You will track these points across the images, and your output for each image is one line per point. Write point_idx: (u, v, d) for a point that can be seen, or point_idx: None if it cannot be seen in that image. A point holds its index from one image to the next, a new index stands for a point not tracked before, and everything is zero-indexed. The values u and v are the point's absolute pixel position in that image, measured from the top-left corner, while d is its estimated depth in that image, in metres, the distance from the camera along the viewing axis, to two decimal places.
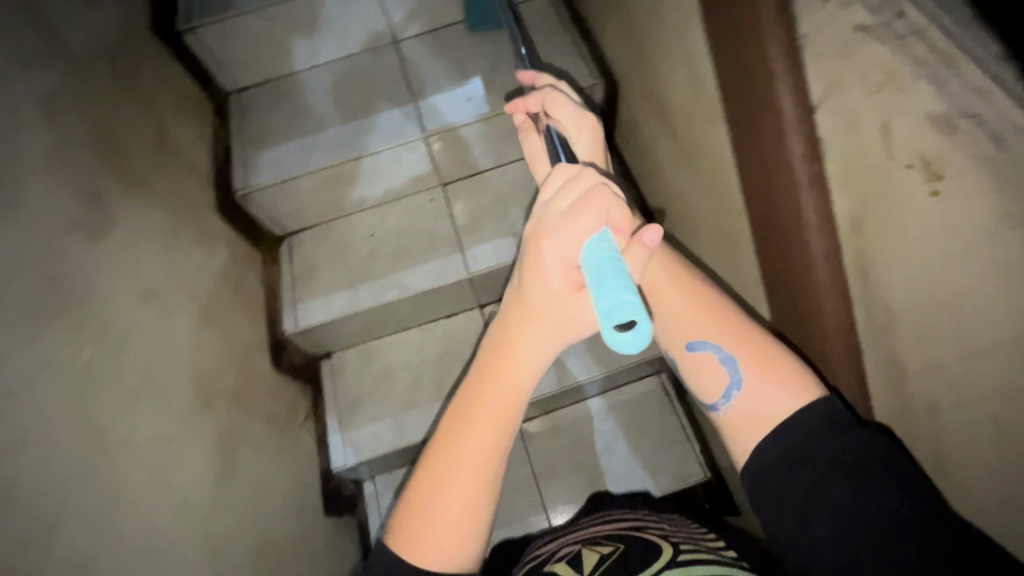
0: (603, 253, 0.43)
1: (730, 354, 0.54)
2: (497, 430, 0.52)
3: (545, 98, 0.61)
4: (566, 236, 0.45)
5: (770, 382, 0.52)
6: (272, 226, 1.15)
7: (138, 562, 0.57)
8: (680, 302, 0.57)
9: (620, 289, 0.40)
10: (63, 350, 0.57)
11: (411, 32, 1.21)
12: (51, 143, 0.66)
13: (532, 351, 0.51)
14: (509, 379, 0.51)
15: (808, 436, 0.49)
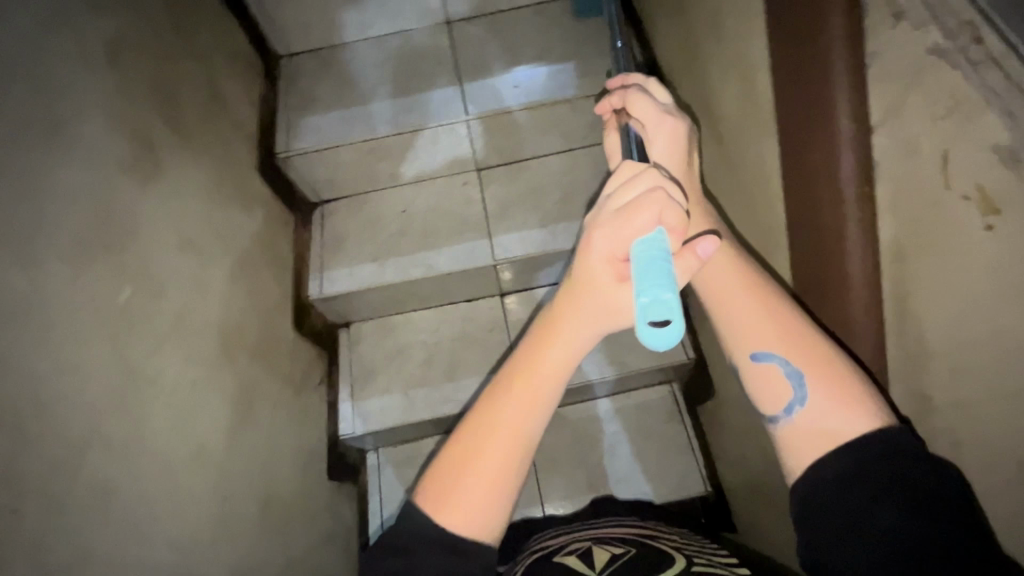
0: (651, 247, 0.42)
1: (797, 367, 0.49)
2: (530, 412, 0.50)
3: (625, 99, 0.60)
4: (618, 228, 0.45)
5: (837, 402, 0.46)
6: (308, 191, 1.17)
7: (152, 495, 0.59)
8: (745, 308, 0.52)
9: (661, 285, 0.39)
10: (103, 284, 0.58)
11: (466, 15, 1.22)
12: (112, 85, 0.68)
13: (575, 338, 0.50)
14: (552, 361, 0.50)
15: (869, 454, 0.43)
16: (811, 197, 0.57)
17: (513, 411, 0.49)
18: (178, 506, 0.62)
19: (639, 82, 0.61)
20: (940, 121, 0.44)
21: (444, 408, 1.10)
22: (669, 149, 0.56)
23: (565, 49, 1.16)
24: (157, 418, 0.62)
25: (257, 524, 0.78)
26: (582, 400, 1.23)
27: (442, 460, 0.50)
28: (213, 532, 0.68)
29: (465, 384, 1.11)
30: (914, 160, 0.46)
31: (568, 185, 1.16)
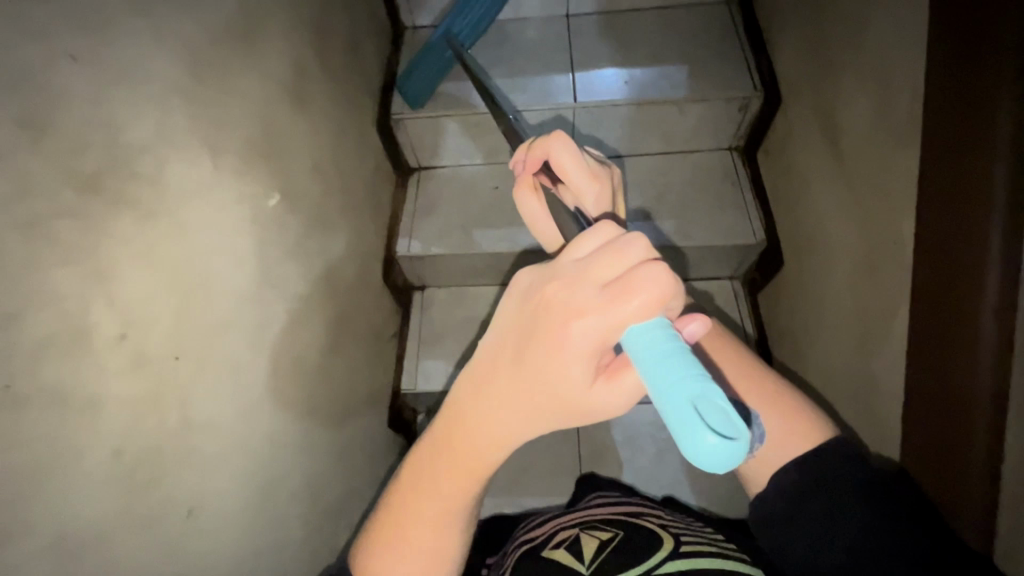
0: (663, 339, 0.31)
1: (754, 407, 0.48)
2: (461, 494, 0.43)
3: (548, 149, 0.54)
4: (600, 325, 0.33)
5: (792, 426, 0.47)
6: (410, 156, 1.23)
7: (265, 384, 0.63)
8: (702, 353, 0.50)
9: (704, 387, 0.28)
10: (260, 186, 0.64)
11: (587, 9, 1.23)
12: (287, 19, 0.75)
13: (508, 429, 0.40)
14: (477, 449, 0.41)
15: (828, 466, 0.45)
16: (952, 208, 0.56)
17: (443, 489, 0.43)
18: (279, 405, 0.66)
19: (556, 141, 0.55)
20: None
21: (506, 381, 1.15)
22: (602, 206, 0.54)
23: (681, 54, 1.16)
24: (276, 319, 0.67)
25: (329, 447, 0.81)
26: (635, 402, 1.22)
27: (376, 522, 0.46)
28: (298, 439, 0.71)
29: None
30: None
31: (661, 184, 1.16)
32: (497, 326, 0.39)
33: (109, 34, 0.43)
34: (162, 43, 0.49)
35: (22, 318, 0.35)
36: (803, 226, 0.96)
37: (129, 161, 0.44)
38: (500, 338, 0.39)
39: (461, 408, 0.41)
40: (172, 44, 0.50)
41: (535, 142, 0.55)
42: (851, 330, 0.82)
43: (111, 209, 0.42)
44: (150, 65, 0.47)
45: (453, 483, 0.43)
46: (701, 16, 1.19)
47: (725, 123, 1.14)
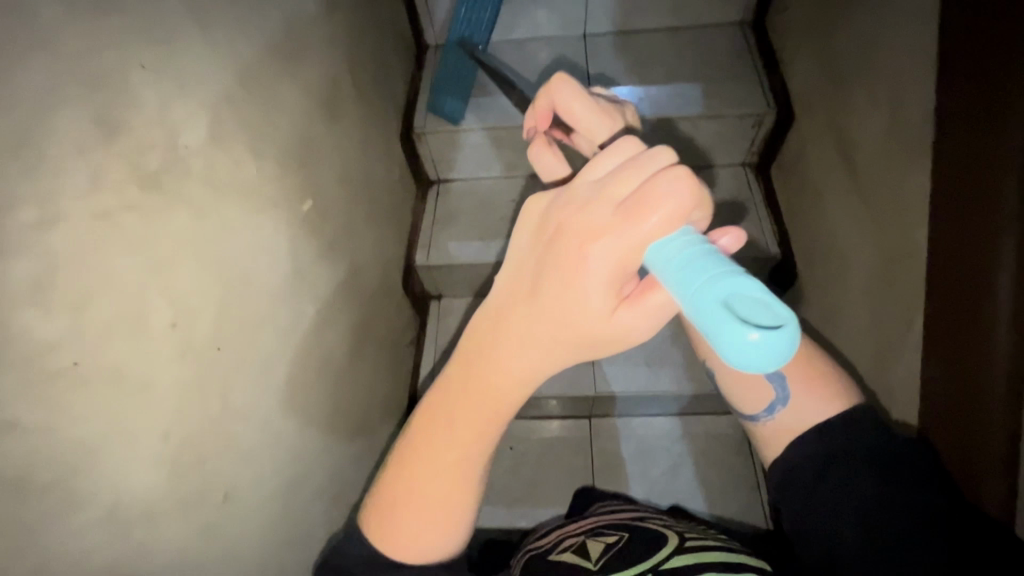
0: (694, 251, 0.32)
1: (781, 374, 0.47)
2: (479, 436, 0.45)
3: (551, 97, 0.48)
4: (620, 243, 0.35)
5: (816, 396, 0.48)
6: (430, 169, 1.26)
7: (294, 381, 0.65)
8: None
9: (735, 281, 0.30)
10: (294, 191, 0.67)
11: (604, 29, 1.27)
12: (323, 36, 0.79)
13: (528, 362, 0.41)
14: (496, 387, 0.43)
15: (848, 436, 0.46)
16: (962, 217, 0.57)
17: (459, 433, 0.45)
18: (306, 402, 0.68)
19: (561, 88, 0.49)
20: None
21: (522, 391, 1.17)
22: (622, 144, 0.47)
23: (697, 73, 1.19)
24: (306, 319, 0.69)
25: (350, 447, 0.83)
26: (648, 414, 1.22)
27: (390, 482, 0.48)
28: (322, 437, 0.73)
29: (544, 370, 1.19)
30: None
31: None
32: (521, 259, 0.41)
33: (175, 45, 0.46)
34: (217, 54, 0.52)
35: (91, 303, 0.37)
36: (818, 240, 0.98)
37: (183, 162, 0.47)
38: (523, 270, 0.41)
39: (482, 345, 0.42)
40: (224, 56, 0.54)
41: (537, 96, 0.50)
42: (867, 341, 0.83)
43: (167, 206, 0.45)
44: (205, 74, 0.50)
45: (471, 426, 0.44)
46: (715, 36, 1.23)
47: (739, 139, 1.16)
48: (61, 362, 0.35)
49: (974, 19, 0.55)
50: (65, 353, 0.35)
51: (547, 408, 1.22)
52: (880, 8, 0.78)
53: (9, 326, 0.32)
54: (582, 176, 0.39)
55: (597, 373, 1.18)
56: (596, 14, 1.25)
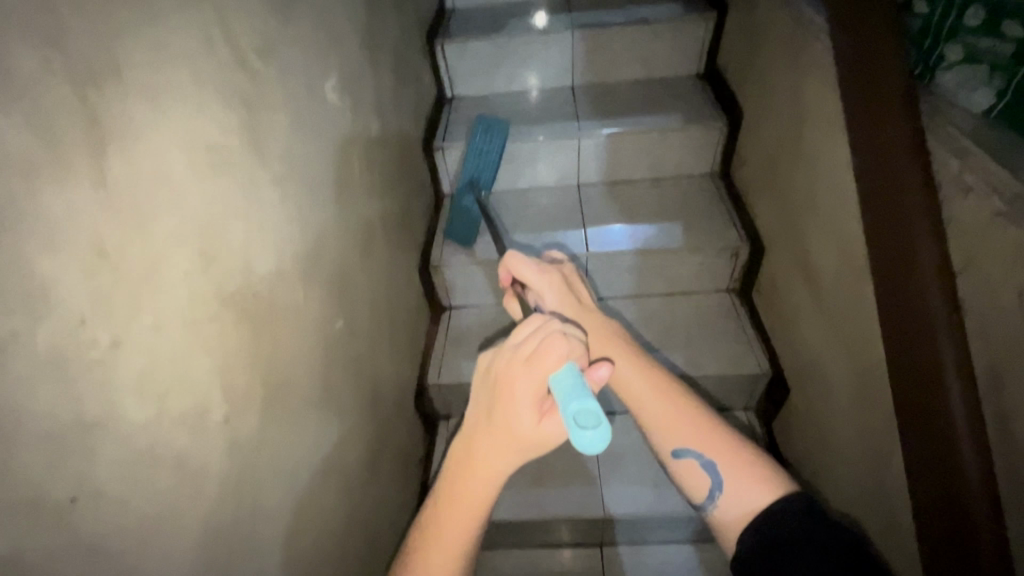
0: (568, 380, 0.45)
1: (711, 460, 0.57)
2: (465, 540, 0.51)
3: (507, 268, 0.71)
4: (530, 379, 0.47)
5: (746, 480, 0.54)
6: (444, 296, 1.39)
7: (315, 486, 0.70)
8: (659, 411, 0.60)
9: (583, 397, 0.44)
10: (330, 313, 0.78)
11: (595, 180, 1.47)
12: (364, 190, 0.96)
13: (494, 465, 0.49)
14: (476, 488, 0.50)
15: (779, 521, 0.50)
16: (902, 328, 0.67)
17: (448, 539, 0.50)
18: (324, 509, 0.72)
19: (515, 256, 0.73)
20: (1013, 265, 0.55)
21: (531, 514, 1.16)
22: (560, 293, 0.69)
23: (680, 213, 1.37)
24: (331, 429, 0.75)
25: (359, 569, 0.82)
26: (661, 540, 1.18)
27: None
28: (335, 550, 0.74)
29: (552, 492, 1.19)
30: (998, 300, 0.57)
31: (667, 321, 1.30)
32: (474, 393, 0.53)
33: (256, 198, 0.60)
34: (284, 205, 0.66)
35: (171, 395, 0.45)
36: (801, 356, 1.06)
37: (251, 285, 0.58)
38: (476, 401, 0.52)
39: (459, 461, 0.51)
40: (289, 205, 0.68)
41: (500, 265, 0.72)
42: (858, 451, 0.86)
43: (236, 319, 0.55)
44: (276, 220, 0.64)
45: (457, 529, 0.50)
46: (690, 185, 1.44)
47: (719, 268, 1.30)
48: (143, 443, 0.42)
49: (871, 180, 0.72)
50: (147, 436, 0.42)
51: (556, 534, 1.19)
52: (813, 167, 0.96)
53: (113, 410, 0.40)
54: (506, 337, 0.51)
55: (604, 494, 1.18)
56: (588, 170, 1.45)
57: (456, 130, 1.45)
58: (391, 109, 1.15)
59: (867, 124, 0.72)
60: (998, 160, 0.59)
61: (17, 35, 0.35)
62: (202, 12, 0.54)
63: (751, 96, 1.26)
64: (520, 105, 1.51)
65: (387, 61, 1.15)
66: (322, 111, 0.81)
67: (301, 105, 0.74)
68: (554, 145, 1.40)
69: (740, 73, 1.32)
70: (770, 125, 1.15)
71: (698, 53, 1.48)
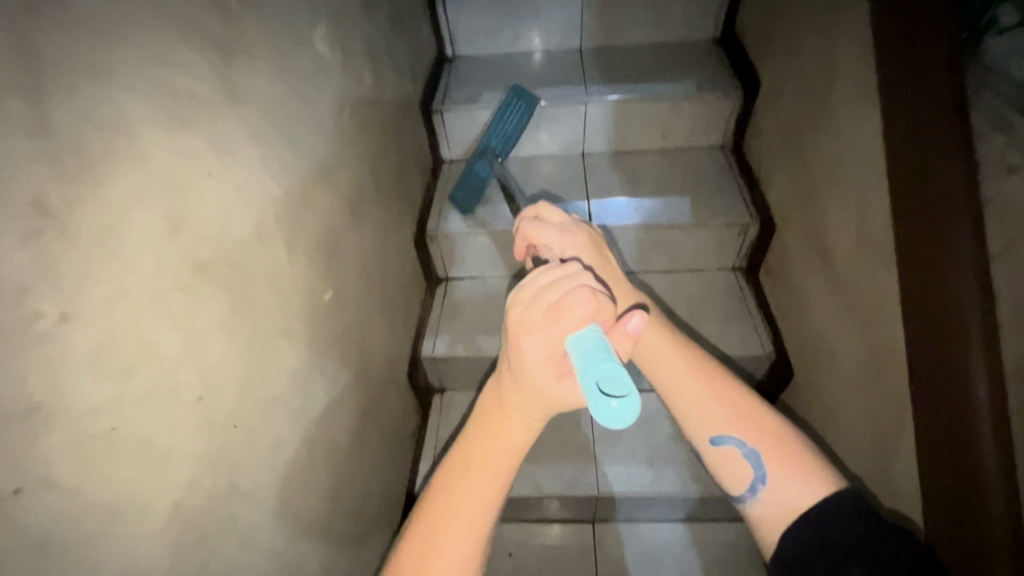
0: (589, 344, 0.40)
1: (755, 450, 0.54)
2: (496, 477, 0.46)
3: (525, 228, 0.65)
4: (547, 336, 0.42)
5: (792, 474, 0.52)
6: (440, 267, 1.34)
7: (299, 462, 0.66)
8: (699, 396, 0.56)
9: (608, 363, 0.38)
10: (317, 283, 0.73)
11: (601, 149, 1.40)
12: (355, 150, 0.89)
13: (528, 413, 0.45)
14: (508, 437, 0.46)
15: (830, 524, 0.49)
16: (930, 315, 0.63)
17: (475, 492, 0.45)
18: (308, 487, 0.69)
19: (532, 213, 0.67)
20: None
21: (524, 490, 1.15)
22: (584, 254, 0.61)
23: (688, 187, 1.31)
24: (317, 406, 0.72)
25: (346, 546, 0.80)
26: (654, 519, 1.18)
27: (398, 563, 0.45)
28: (320, 528, 0.72)
29: (545, 468, 1.18)
30: None
31: (669, 299, 1.26)
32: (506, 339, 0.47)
33: (231, 155, 0.55)
34: (264, 165, 0.61)
35: (134, 373, 0.41)
36: (809, 339, 1.02)
37: (228, 252, 0.53)
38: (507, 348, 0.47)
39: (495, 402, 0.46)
40: (270, 166, 0.62)
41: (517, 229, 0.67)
42: (866, 439, 0.83)
43: (209, 289, 0.50)
44: (254, 179, 0.58)
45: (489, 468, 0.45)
46: (700, 158, 1.37)
47: (726, 245, 1.26)
48: (101, 427, 0.38)
49: (905, 154, 0.67)
50: (106, 418, 0.38)
51: (549, 510, 1.18)
52: (836, 140, 0.90)
53: (62, 390, 0.35)
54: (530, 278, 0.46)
55: (599, 472, 1.16)
56: (594, 139, 1.38)
57: (457, 91, 1.37)
58: (386, 65, 1.07)
59: (905, 90, 0.66)
60: None
61: None
62: None
63: (770, 63, 1.18)
64: (524, 67, 1.42)
65: (383, 12, 1.07)
66: (309, 62, 0.74)
67: (284, 53, 0.67)
68: (559, 112, 1.33)
69: (759, 38, 1.24)
70: (790, 95, 1.08)
71: (716, 15, 1.39)
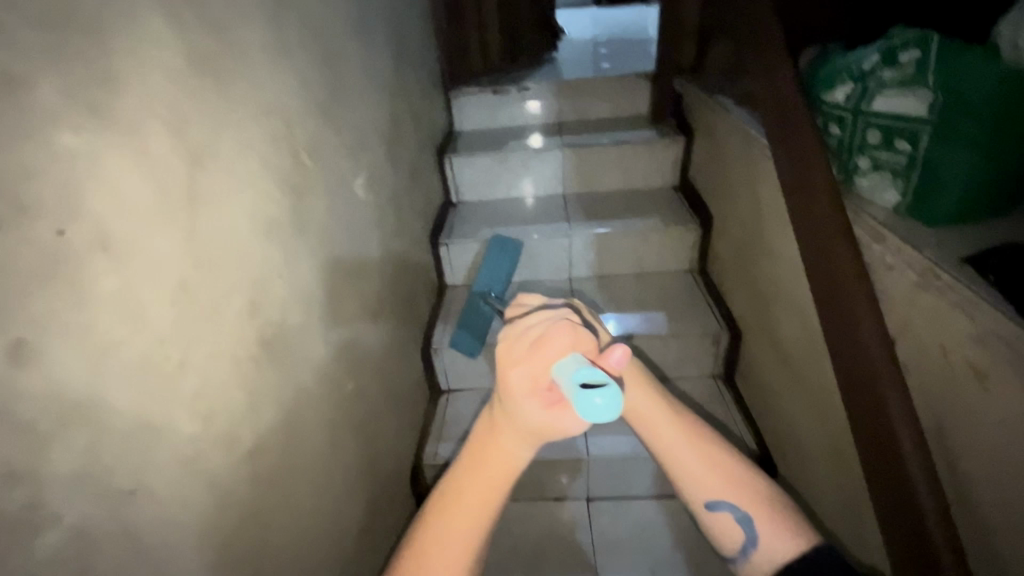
0: (575, 367, 0.48)
1: (749, 515, 0.54)
2: (486, 505, 0.51)
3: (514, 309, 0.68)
4: (532, 366, 0.50)
5: (777, 531, 0.53)
6: (442, 379, 1.45)
7: (314, 537, 0.72)
8: (691, 461, 0.55)
9: (588, 371, 0.48)
10: (343, 374, 0.85)
11: (585, 274, 1.61)
12: (378, 270, 1.08)
13: (516, 445, 0.51)
14: (497, 465, 0.51)
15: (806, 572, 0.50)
16: (857, 382, 0.76)
17: (465, 515, 0.50)
18: (319, 565, 0.73)
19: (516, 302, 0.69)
20: (932, 325, 0.66)
21: None
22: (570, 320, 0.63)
23: (664, 303, 1.49)
24: (334, 489, 0.79)
25: None
26: None
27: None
28: None
29: None
30: (928, 355, 0.66)
31: None
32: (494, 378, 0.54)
33: (294, 263, 0.71)
34: (315, 272, 0.78)
35: (214, 417, 0.52)
36: (782, 433, 1.11)
37: (283, 335, 0.67)
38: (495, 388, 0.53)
39: (484, 435, 0.52)
40: (318, 275, 0.79)
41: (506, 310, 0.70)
42: (844, 522, 0.88)
43: (268, 361, 0.63)
44: (307, 282, 0.75)
45: (479, 497, 0.51)
46: (672, 280, 1.58)
47: (703, 354, 1.40)
48: (187, 455, 0.48)
49: (815, 257, 0.85)
50: (190, 449, 0.49)
51: None
52: (772, 257, 1.10)
53: (170, 419, 0.46)
54: (519, 321, 0.56)
55: None
56: (578, 265, 1.60)
57: (460, 228, 1.62)
58: (405, 206, 1.31)
59: (805, 213, 0.87)
60: (907, 241, 0.71)
61: (159, 129, 0.48)
62: (273, 121, 0.69)
63: (718, 203, 1.45)
64: (517, 209, 1.70)
65: (405, 169, 1.34)
66: (350, 200, 0.95)
67: (336, 195, 0.89)
68: (548, 242, 1.56)
69: (708, 185, 1.53)
70: (736, 226, 1.31)
71: (673, 169, 1.71)
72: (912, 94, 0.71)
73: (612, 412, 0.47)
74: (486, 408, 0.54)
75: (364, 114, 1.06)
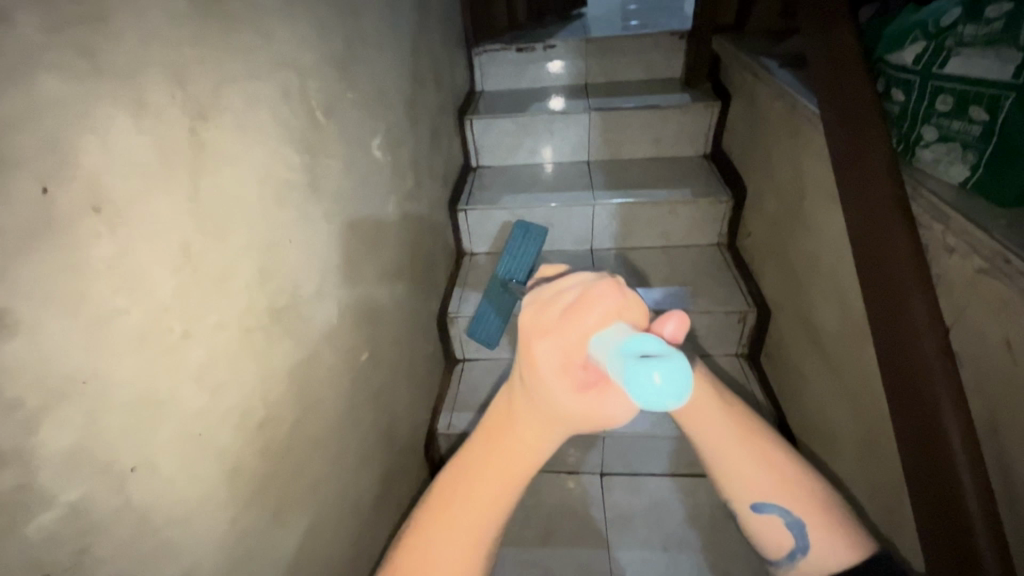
0: (619, 338, 0.43)
1: (799, 519, 0.50)
2: (506, 491, 0.48)
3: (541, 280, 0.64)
4: (563, 338, 0.46)
5: (823, 535, 0.50)
6: (458, 348, 1.43)
7: (328, 507, 0.71)
8: (740, 460, 0.51)
9: (643, 344, 0.42)
10: (359, 344, 0.83)
11: (608, 246, 1.56)
12: (396, 236, 1.04)
13: (541, 428, 0.47)
14: (518, 447, 0.48)
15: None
16: (900, 371, 0.70)
17: (483, 497, 0.47)
18: (332, 535, 0.72)
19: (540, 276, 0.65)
20: (998, 315, 0.60)
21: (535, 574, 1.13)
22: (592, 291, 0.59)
23: (690, 278, 1.43)
24: (349, 460, 0.78)
25: None
26: None
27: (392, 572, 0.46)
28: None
29: (558, 552, 1.16)
30: (990, 348, 0.62)
31: None
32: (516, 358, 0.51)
33: (308, 229, 0.68)
34: (330, 238, 0.74)
35: (223, 390, 0.50)
36: (811, 418, 1.07)
37: (296, 304, 0.64)
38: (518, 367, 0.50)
39: (506, 415, 0.49)
40: (333, 241, 0.75)
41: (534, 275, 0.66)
42: (878, 515, 0.85)
43: (280, 331, 0.60)
44: (321, 248, 0.71)
45: (500, 482, 0.47)
46: (699, 254, 1.51)
47: (728, 332, 1.35)
48: (194, 430, 0.46)
49: (861, 237, 0.79)
50: (198, 423, 0.47)
51: None
52: (812, 233, 1.03)
53: (175, 393, 0.44)
54: (551, 285, 0.52)
55: (612, 557, 1.14)
56: (601, 236, 1.54)
57: (480, 194, 1.57)
58: (424, 170, 1.26)
59: (855, 187, 0.80)
60: (973, 221, 0.64)
61: (159, 80, 0.44)
62: (286, 74, 0.64)
63: (753, 173, 1.36)
64: (540, 175, 1.64)
65: (425, 131, 1.28)
66: (368, 162, 0.90)
67: (353, 157, 0.84)
68: (571, 211, 1.50)
69: (743, 155, 1.44)
70: (773, 200, 1.23)
71: (706, 136, 1.61)
72: (995, 55, 0.62)
73: (674, 394, 0.40)
74: (508, 385, 0.51)
75: (383, 69, 1.00)
